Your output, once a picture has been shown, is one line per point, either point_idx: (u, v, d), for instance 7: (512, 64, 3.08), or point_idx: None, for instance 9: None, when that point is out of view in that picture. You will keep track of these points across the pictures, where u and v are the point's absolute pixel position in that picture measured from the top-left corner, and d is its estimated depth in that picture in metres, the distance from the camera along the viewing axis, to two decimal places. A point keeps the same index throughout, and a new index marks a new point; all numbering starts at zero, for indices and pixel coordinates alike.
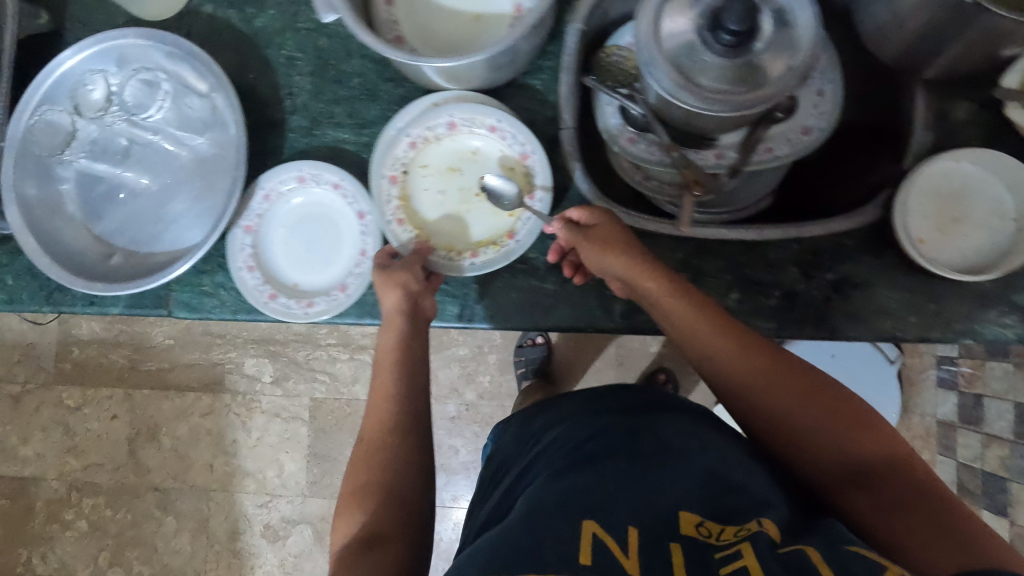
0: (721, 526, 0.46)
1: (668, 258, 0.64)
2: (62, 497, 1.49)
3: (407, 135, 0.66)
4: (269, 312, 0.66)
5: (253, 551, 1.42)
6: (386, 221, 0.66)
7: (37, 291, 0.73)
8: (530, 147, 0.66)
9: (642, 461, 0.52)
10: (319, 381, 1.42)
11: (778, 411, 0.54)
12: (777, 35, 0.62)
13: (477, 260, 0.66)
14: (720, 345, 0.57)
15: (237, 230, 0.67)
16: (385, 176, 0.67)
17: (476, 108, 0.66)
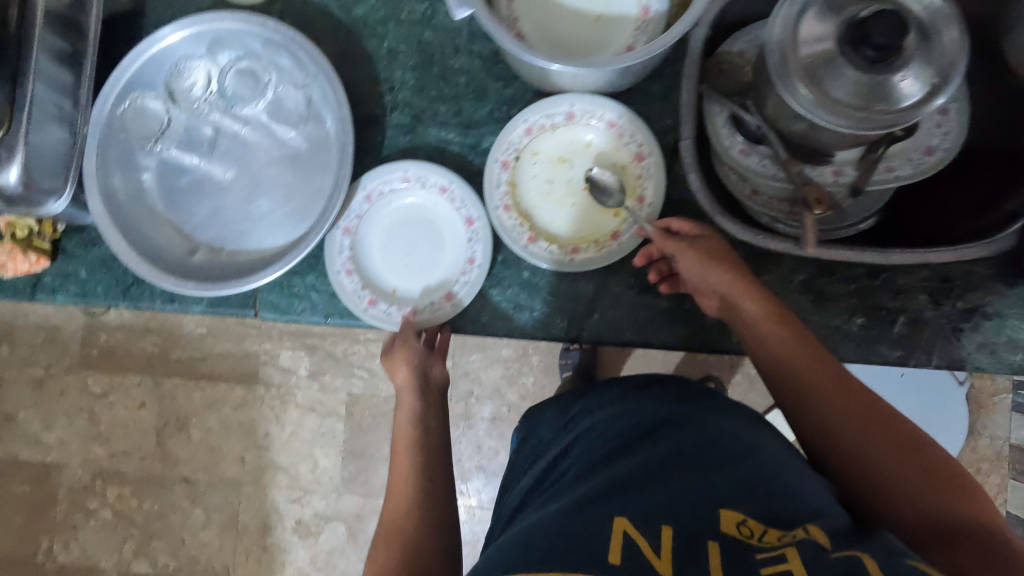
0: (765, 528, 0.41)
1: (791, 279, 0.62)
2: (86, 485, 1.43)
3: (525, 121, 0.64)
4: (368, 318, 0.65)
5: (285, 547, 1.40)
6: (493, 207, 0.64)
7: (113, 285, 0.69)
8: (647, 149, 0.64)
9: (686, 458, 0.48)
10: (357, 377, 1.38)
11: (861, 446, 0.49)
12: (923, 47, 0.57)
13: (578, 257, 0.64)
14: (802, 363, 0.53)
15: (338, 231, 0.66)
16: (497, 160, 0.65)
17: (600, 101, 0.64)
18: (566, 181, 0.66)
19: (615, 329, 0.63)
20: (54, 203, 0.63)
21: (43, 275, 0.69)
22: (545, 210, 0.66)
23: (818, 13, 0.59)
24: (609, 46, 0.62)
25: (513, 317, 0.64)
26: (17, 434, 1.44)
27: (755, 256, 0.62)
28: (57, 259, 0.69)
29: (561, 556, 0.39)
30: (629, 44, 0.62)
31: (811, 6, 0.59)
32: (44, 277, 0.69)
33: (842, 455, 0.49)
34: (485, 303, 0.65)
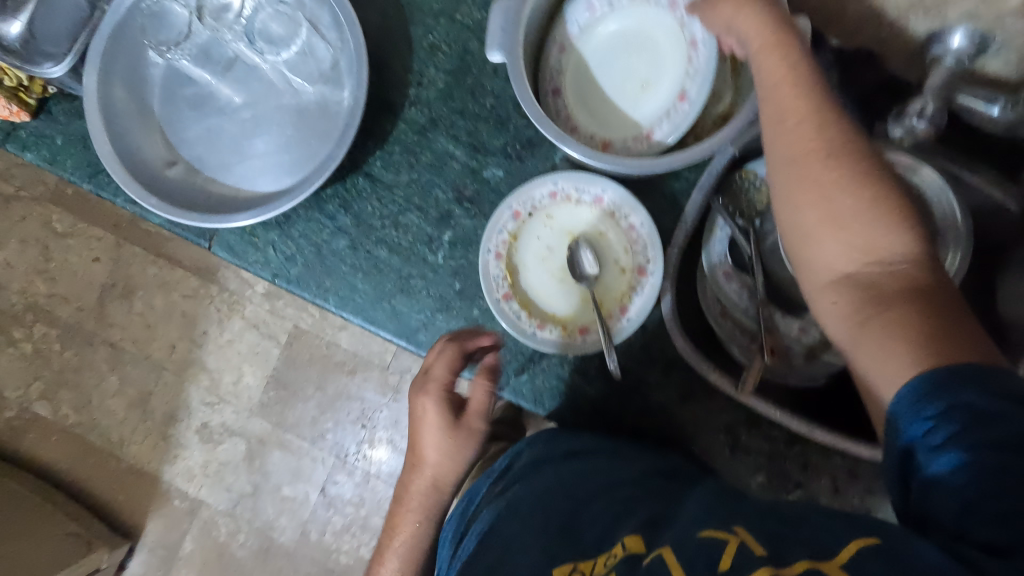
0: (592, 564, 0.44)
1: (715, 416, 0.62)
2: (17, 314, 1.43)
3: (553, 184, 0.62)
4: (496, 310, 0.61)
5: (183, 442, 1.42)
6: (486, 249, 0.62)
7: (83, 164, 0.68)
8: (653, 265, 0.61)
9: (542, 521, 0.52)
10: (308, 313, 1.38)
11: (899, 317, 0.40)
12: None
13: (539, 333, 0.61)
14: (867, 235, 0.43)
15: (507, 210, 0.62)
16: (511, 208, 0.63)
17: (632, 200, 0.61)
18: (566, 256, 0.63)
19: (536, 395, 0.63)
20: (52, 67, 0.62)
21: (20, 128, 0.68)
22: (535, 277, 0.63)
23: None
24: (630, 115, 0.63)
25: None
26: None
27: (696, 380, 0.63)
28: (38, 117, 0.68)
29: None
30: (653, 129, 0.61)
31: None
32: (20, 131, 0.68)
33: (891, 365, 0.39)
34: (425, 323, 0.65)
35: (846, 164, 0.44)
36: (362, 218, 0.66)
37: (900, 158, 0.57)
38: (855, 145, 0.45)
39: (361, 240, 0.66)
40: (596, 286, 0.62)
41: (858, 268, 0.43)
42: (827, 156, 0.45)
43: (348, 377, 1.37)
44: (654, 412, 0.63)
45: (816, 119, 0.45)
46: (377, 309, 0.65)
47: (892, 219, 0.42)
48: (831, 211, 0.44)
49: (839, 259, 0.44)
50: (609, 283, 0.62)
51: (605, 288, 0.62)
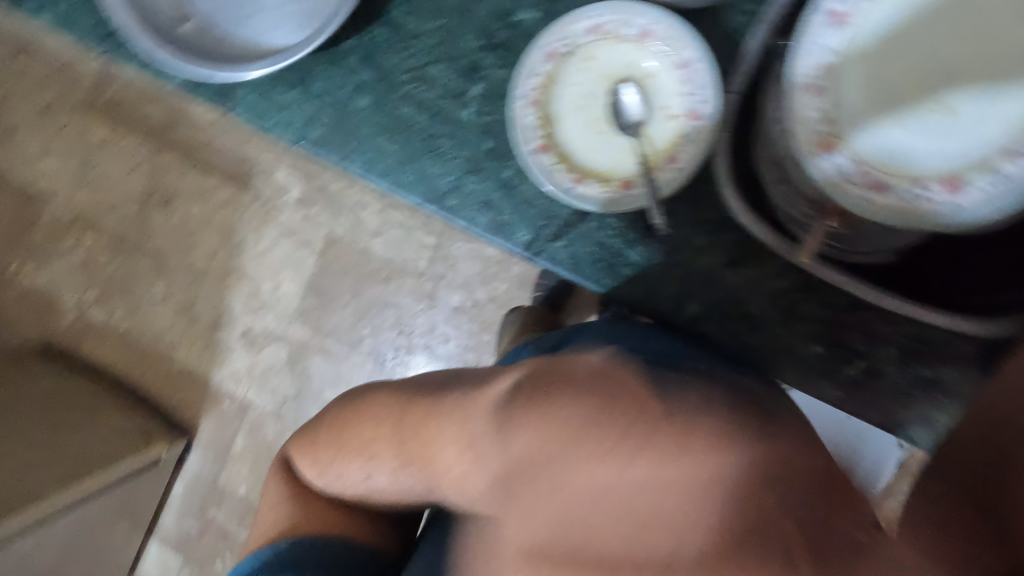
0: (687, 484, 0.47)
1: (769, 282, 0.57)
2: (65, 223, 1.47)
3: (595, 16, 0.56)
4: (530, 162, 0.57)
5: (229, 347, 1.46)
6: (517, 95, 0.57)
7: (95, 26, 0.65)
8: (705, 108, 0.55)
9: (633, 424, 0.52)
10: (342, 220, 1.36)
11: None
12: None
13: (577, 188, 0.57)
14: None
15: (541, 49, 0.56)
16: (545, 47, 0.57)
17: (683, 32, 0.55)
18: (607, 103, 0.58)
19: (572, 261, 0.59)
20: None
21: None
22: (571, 126, 0.59)
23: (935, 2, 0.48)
24: (867, 110, 0.47)
25: (480, 214, 0.60)
26: (14, 152, 1.45)
27: (747, 244, 0.57)
28: None
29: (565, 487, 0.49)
30: None
31: None
32: None
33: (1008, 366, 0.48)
34: (455, 186, 0.60)
35: None
36: (384, 72, 0.61)
37: None
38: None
39: (385, 97, 0.61)
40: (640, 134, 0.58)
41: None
42: None
43: (383, 284, 1.36)
44: (703, 280, 0.58)
45: None
46: (404, 172, 0.61)
47: None
48: None
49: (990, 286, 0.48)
50: (654, 130, 0.57)
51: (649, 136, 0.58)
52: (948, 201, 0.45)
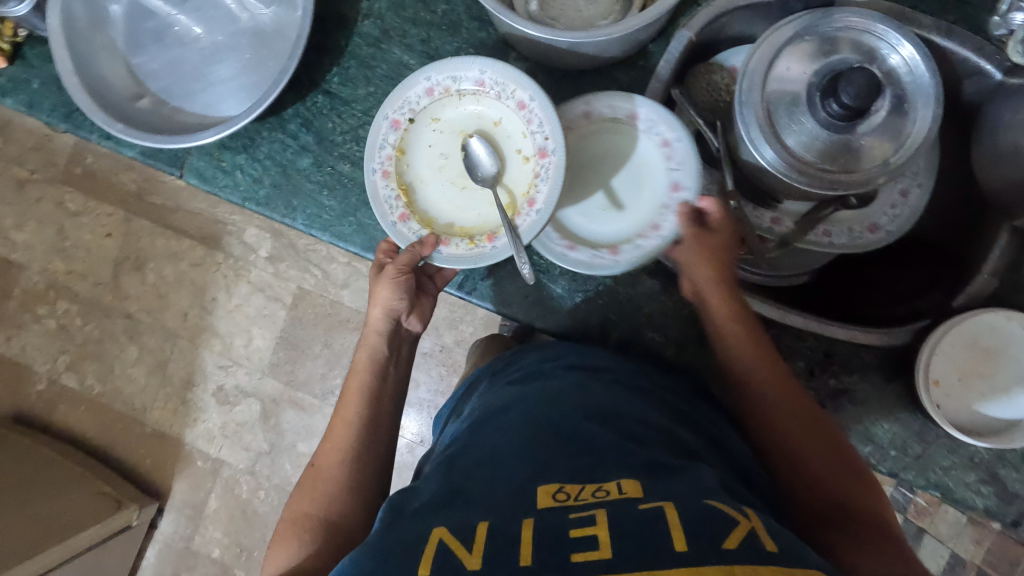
0: (581, 487, 0.40)
1: (682, 306, 0.62)
2: (39, 292, 1.49)
3: (425, 79, 0.58)
4: (393, 232, 0.59)
5: (201, 406, 1.47)
6: (371, 168, 0.59)
7: (59, 105, 0.70)
8: (551, 144, 0.55)
9: (541, 443, 0.45)
10: (310, 274, 1.38)
11: (820, 453, 0.47)
12: (887, 119, 0.55)
13: (445, 249, 0.58)
14: (766, 377, 0.51)
15: (384, 119, 0.59)
16: (389, 117, 0.59)
17: (508, 76, 0.55)
18: (462, 159, 0.60)
19: (504, 297, 0.64)
20: (17, 5, 0.64)
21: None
22: (433, 186, 0.60)
23: (806, 46, 0.58)
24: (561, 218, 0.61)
25: None
26: None
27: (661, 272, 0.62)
28: (14, 64, 0.71)
29: (461, 504, 0.41)
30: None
31: (807, 39, 0.58)
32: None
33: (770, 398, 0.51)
34: None
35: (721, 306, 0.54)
36: (324, 135, 0.66)
37: (850, 19, 0.57)
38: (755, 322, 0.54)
39: (324, 156, 0.66)
40: (499, 183, 0.58)
41: (851, 500, 0.44)
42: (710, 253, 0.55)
43: (353, 333, 1.40)
44: (623, 306, 0.63)
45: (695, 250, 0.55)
46: (344, 225, 0.66)
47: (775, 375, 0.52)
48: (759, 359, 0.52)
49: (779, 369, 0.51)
50: (512, 176, 0.58)
51: (510, 183, 0.58)
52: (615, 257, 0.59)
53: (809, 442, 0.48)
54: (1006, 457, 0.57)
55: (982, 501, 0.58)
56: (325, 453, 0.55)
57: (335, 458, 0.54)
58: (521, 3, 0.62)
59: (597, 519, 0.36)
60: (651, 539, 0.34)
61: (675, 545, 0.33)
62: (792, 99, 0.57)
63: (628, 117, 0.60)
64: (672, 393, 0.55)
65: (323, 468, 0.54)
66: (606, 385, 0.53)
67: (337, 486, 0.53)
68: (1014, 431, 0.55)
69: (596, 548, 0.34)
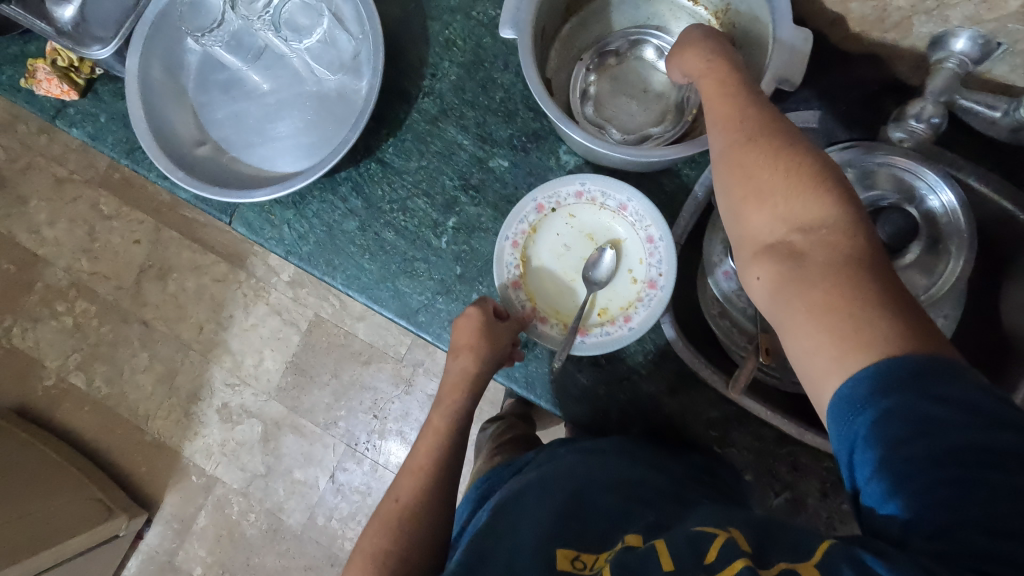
0: (596, 557, 0.44)
1: (703, 410, 0.63)
2: (61, 288, 1.52)
3: (581, 184, 0.61)
4: (501, 294, 0.62)
5: (203, 420, 1.48)
6: (504, 235, 0.61)
7: (123, 141, 0.73)
8: (663, 281, 0.60)
9: (556, 513, 0.48)
10: (328, 303, 1.43)
11: (793, 207, 0.41)
12: (924, 257, 0.57)
13: (540, 326, 0.62)
14: (773, 190, 0.41)
15: (532, 199, 0.62)
16: (535, 199, 0.62)
17: (652, 214, 0.60)
18: (583, 258, 0.63)
19: (527, 379, 0.64)
20: (99, 49, 0.67)
21: (69, 106, 0.73)
22: (546, 271, 0.63)
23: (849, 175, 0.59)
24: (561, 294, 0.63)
25: (446, 330, 0.66)
26: (23, 218, 1.51)
27: (684, 374, 0.63)
28: (86, 98, 0.74)
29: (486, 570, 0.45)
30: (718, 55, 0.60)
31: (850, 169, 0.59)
32: (68, 108, 0.73)
33: (824, 253, 0.39)
34: (426, 304, 0.67)
35: (729, 140, 0.45)
36: (372, 201, 0.69)
37: (897, 158, 0.58)
38: (759, 106, 0.45)
39: (370, 221, 0.69)
40: (604, 290, 0.62)
41: (783, 236, 0.41)
42: (754, 143, 0.43)
43: (363, 366, 1.41)
44: (644, 404, 0.63)
45: (745, 143, 0.44)
46: (381, 289, 0.68)
47: (810, 203, 0.40)
48: (772, 186, 0.42)
49: (774, 237, 0.41)
50: (617, 291, 0.62)
51: (613, 295, 0.62)
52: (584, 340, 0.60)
53: (802, 211, 0.41)
54: None
55: None
56: (406, 477, 0.55)
57: (421, 485, 0.54)
58: (577, 104, 0.65)
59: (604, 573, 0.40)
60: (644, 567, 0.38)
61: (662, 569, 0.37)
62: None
63: (617, 209, 0.62)
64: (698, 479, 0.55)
65: (404, 491, 0.54)
66: (638, 457, 0.56)
67: (424, 515, 0.52)
68: None
69: None
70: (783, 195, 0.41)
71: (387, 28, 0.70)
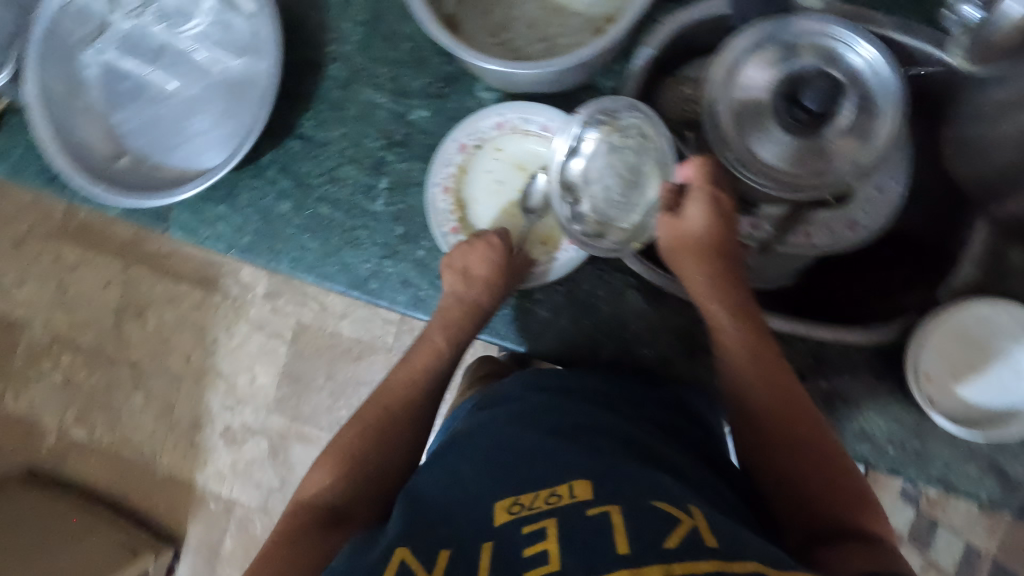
0: (535, 495, 0.40)
1: (668, 319, 0.62)
2: (45, 346, 1.50)
3: (498, 114, 0.61)
4: (444, 242, 0.62)
5: (210, 446, 1.48)
6: (432, 182, 0.62)
7: (43, 170, 0.72)
8: None
9: (502, 464, 0.44)
10: (308, 307, 1.39)
11: (773, 416, 0.50)
12: (855, 122, 0.56)
13: None
14: (761, 385, 0.51)
15: (454, 142, 0.62)
16: (458, 140, 0.62)
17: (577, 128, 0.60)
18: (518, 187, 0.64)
19: (488, 324, 0.63)
20: None
21: None
22: (490, 212, 0.64)
23: (766, 52, 0.58)
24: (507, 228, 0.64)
25: (401, 292, 0.65)
26: None
27: (642, 287, 0.62)
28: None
29: (428, 523, 0.41)
30: None
31: (767, 46, 0.58)
32: None
33: (764, 422, 0.50)
34: (374, 271, 0.66)
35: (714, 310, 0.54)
36: (300, 178, 0.67)
37: (809, 25, 0.57)
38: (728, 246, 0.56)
39: (303, 200, 0.67)
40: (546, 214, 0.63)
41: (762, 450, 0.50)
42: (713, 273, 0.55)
43: (355, 363, 1.40)
44: (609, 325, 0.62)
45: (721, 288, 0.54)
46: (327, 264, 0.66)
47: (785, 405, 0.50)
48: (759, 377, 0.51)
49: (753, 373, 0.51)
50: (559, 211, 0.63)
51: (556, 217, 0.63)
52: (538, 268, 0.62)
53: (820, 468, 0.48)
54: (1006, 448, 0.57)
55: (988, 494, 0.57)
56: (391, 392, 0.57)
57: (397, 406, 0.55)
58: (484, 39, 0.63)
59: (547, 531, 0.37)
60: (595, 544, 0.35)
61: (616, 550, 0.34)
62: (757, 107, 0.57)
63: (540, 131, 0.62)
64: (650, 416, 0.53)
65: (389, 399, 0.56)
66: (597, 401, 0.52)
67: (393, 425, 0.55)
68: (1012, 417, 0.55)
69: (545, 558, 0.35)
70: (772, 393, 0.51)
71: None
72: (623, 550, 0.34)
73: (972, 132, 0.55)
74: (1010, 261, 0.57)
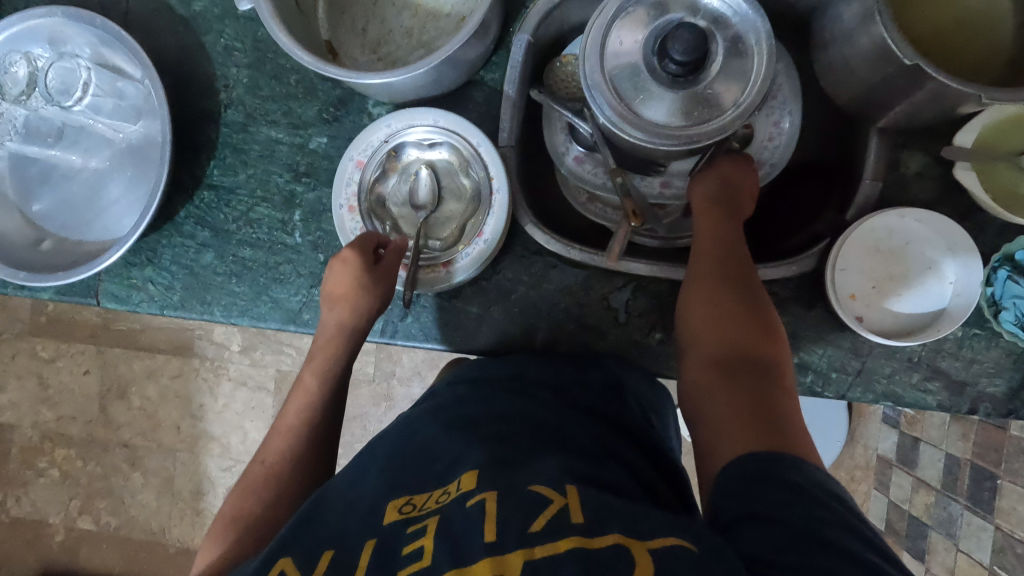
0: (426, 497, 0.40)
1: (594, 290, 0.62)
2: (36, 445, 1.46)
3: (386, 126, 0.62)
4: None
5: (215, 511, 1.43)
6: (337, 205, 0.62)
7: None
8: (497, 182, 0.61)
9: (403, 471, 0.44)
10: (285, 354, 1.38)
11: (714, 306, 0.51)
12: (729, 62, 0.57)
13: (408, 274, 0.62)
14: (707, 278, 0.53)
15: (349, 161, 0.62)
16: (353, 159, 0.62)
17: (463, 124, 0.61)
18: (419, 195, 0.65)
19: (423, 331, 0.63)
20: None
21: None
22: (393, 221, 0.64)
23: (632, 16, 0.59)
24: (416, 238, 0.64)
25: None
26: None
27: (564, 265, 0.63)
28: None
29: (320, 528, 0.39)
30: None
31: (632, 10, 0.59)
32: None
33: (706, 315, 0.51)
34: (306, 302, 0.66)
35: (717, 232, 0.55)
36: (217, 227, 0.68)
37: None
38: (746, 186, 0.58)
39: (224, 247, 0.68)
40: (449, 217, 0.64)
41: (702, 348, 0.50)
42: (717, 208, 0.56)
43: None
44: (540, 308, 0.63)
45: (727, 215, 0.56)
46: (259, 305, 0.67)
47: (723, 290, 0.51)
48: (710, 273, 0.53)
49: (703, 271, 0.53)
50: (462, 211, 0.64)
51: (460, 217, 0.64)
52: (451, 269, 0.61)
53: (752, 352, 0.48)
54: (942, 349, 0.57)
55: (938, 399, 0.57)
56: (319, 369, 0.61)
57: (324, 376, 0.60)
58: (364, 56, 0.65)
59: (428, 529, 0.36)
60: (466, 535, 0.34)
61: (484, 538, 0.34)
62: (635, 68, 0.58)
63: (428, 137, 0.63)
64: (562, 396, 0.53)
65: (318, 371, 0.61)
66: (516, 392, 0.52)
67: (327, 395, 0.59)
68: (941, 318, 0.56)
69: (421, 554, 0.34)
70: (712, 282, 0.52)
71: (165, 58, 0.69)
72: (489, 537, 0.33)
73: (837, 53, 0.56)
74: (905, 167, 0.57)
